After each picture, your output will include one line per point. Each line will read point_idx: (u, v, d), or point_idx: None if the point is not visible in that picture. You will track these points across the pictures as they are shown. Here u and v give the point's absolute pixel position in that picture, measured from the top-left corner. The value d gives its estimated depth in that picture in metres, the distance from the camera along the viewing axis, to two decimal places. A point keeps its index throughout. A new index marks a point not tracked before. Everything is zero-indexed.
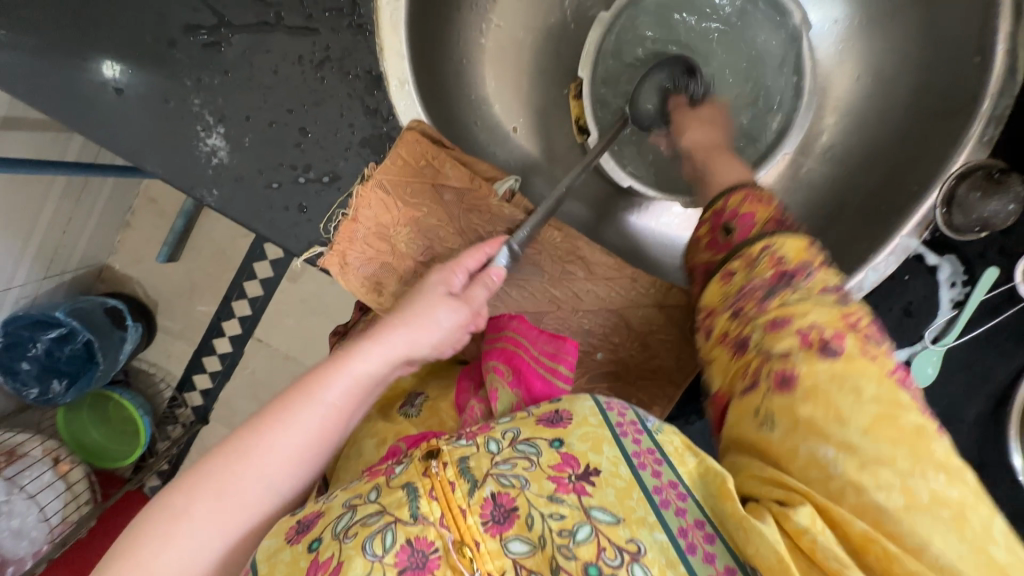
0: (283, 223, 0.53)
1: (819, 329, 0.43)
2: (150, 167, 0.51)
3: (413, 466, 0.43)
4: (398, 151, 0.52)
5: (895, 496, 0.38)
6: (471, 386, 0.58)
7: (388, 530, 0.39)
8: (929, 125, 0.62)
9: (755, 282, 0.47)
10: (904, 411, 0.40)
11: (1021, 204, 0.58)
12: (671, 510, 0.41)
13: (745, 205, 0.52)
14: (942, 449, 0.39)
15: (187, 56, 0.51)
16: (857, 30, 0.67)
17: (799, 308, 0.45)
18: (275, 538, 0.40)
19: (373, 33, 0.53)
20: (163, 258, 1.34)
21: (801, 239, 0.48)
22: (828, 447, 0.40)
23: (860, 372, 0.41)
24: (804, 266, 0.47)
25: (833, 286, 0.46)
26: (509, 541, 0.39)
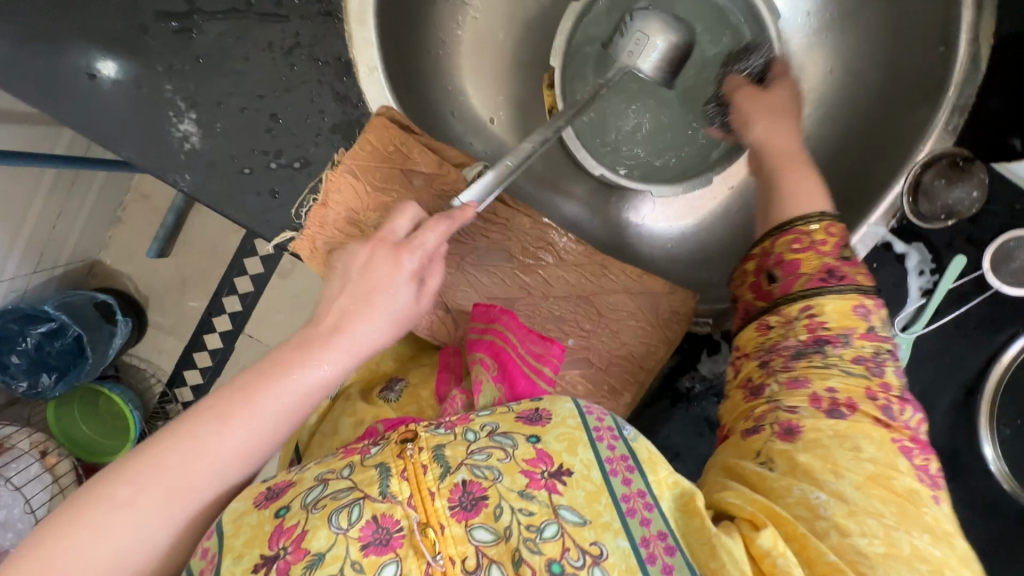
0: (256, 209, 0.53)
1: (833, 393, 0.44)
2: (124, 153, 0.52)
3: (389, 448, 0.42)
4: (368, 135, 0.53)
5: (876, 544, 0.39)
6: (452, 377, 0.57)
7: (355, 505, 0.38)
8: (897, 115, 0.62)
9: (788, 340, 0.47)
10: (898, 474, 0.41)
11: (982, 190, 0.60)
12: (635, 519, 0.41)
13: (798, 248, 0.50)
14: (931, 514, 0.40)
15: (160, 43, 0.52)
16: (828, 22, 0.68)
17: (821, 371, 0.45)
18: (242, 501, 0.40)
19: (343, 21, 0.54)
20: (154, 253, 1.36)
21: (850, 302, 0.47)
22: (821, 492, 0.41)
23: (862, 434, 0.42)
24: (844, 332, 0.46)
25: (870, 354, 0.46)
26: (474, 528, 0.39)
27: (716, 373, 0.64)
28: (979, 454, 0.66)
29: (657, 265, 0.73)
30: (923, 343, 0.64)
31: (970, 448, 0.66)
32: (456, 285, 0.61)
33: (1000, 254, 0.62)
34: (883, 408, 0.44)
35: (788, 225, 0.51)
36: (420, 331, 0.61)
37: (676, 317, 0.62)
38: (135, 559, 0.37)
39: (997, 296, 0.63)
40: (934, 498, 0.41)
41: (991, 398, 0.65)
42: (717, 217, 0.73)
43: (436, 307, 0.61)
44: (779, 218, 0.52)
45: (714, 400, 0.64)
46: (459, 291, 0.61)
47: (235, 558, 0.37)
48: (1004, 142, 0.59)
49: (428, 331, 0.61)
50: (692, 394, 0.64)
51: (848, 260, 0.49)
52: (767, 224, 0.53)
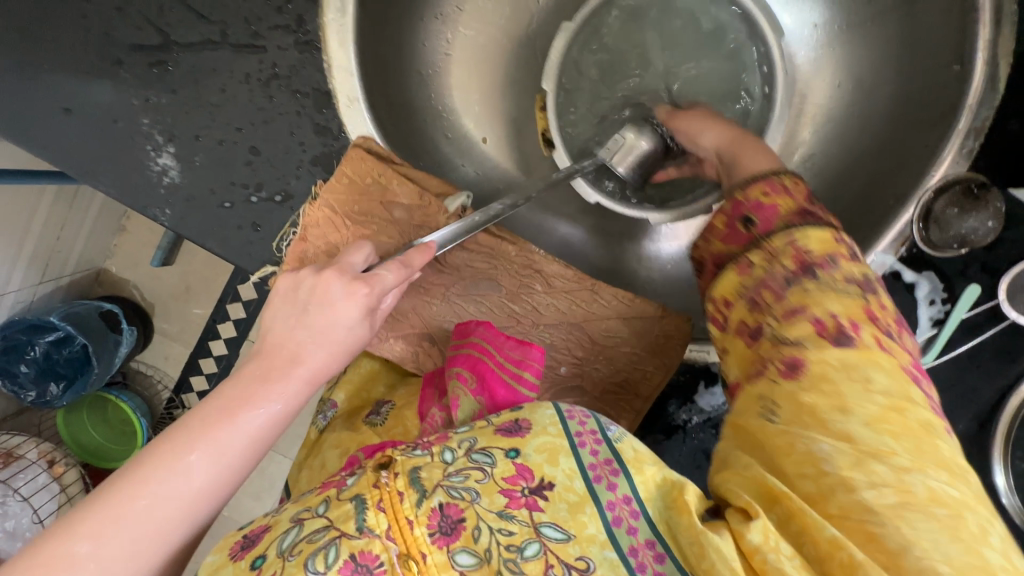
0: (237, 242, 0.52)
1: (836, 317, 0.40)
2: (102, 188, 0.51)
3: (365, 478, 0.41)
4: (344, 168, 0.52)
5: (887, 494, 0.35)
6: (435, 394, 0.55)
7: (332, 546, 0.37)
8: (904, 137, 0.59)
9: (775, 272, 0.43)
10: (912, 405, 0.38)
11: (1000, 219, 0.55)
12: (622, 528, 0.39)
13: (770, 194, 0.46)
14: (945, 448, 0.37)
15: (134, 75, 0.50)
16: (835, 35, 0.65)
17: (818, 298, 0.41)
18: (219, 554, 0.40)
19: (321, 50, 0.52)
20: (156, 264, 1.31)
21: (829, 231, 0.44)
22: (826, 440, 0.37)
23: (873, 364, 0.39)
24: (829, 257, 0.43)
25: (859, 276, 0.42)
26: (455, 554, 0.37)
27: (714, 406, 0.62)
28: (992, 485, 0.63)
29: (657, 287, 0.70)
30: (932, 373, 0.61)
31: (984, 479, 0.63)
32: (442, 314, 0.59)
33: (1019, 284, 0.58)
34: (882, 328, 0.41)
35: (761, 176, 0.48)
36: (406, 364, 0.60)
37: (672, 341, 0.60)
38: None
39: (1015, 325, 0.60)
40: (945, 431, 0.39)
41: (1006, 430, 0.61)
42: None
43: (421, 338, 0.60)
44: (744, 176, 0.49)
45: (712, 433, 0.61)
46: (445, 321, 0.60)
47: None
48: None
49: (413, 364, 0.60)
50: (689, 425, 0.62)
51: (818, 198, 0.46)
52: (733, 180, 0.50)
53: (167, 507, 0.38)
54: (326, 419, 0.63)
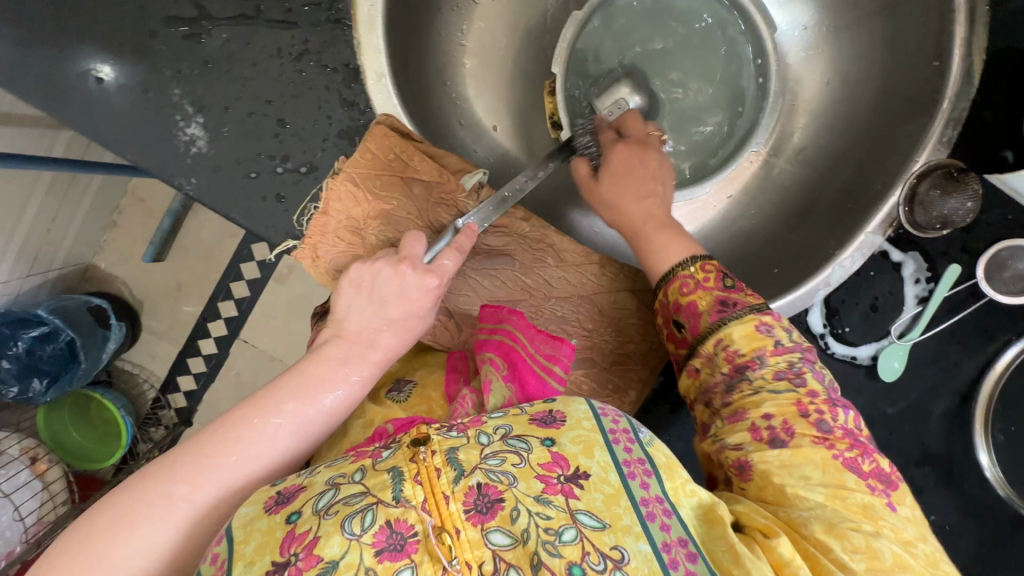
0: (261, 213, 0.53)
1: (770, 420, 0.47)
2: (130, 157, 0.52)
3: (401, 451, 0.42)
4: (368, 144, 0.53)
5: (859, 560, 0.41)
6: (462, 377, 0.56)
7: (369, 511, 0.38)
8: (891, 128, 0.64)
9: (716, 378, 0.51)
10: (848, 491, 0.44)
11: (977, 201, 0.60)
12: (657, 524, 0.41)
13: (687, 292, 0.54)
14: (888, 525, 0.43)
15: (168, 47, 0.52)
16: (824, 35, 0.70)
17: (754, 399, 0.49)
18: (253, 507, 0.40)
19: (351, 28, 0.54)
20: (150, 257, 1.34)
21: (750, 322, 0.51)
22: (801, 509, 0.44)
23: (805, 460, 0.45)
24: (757, 354, 0.50)
25: (785, 367, 0.50)
26: (489, 532, 0.38)
27: None
28: (975, 461, 0.66)
29: None
30: (918, 350, 0.65)
31: (967, 455, 0.66)
32: (458, 291, 0.61)
33: (995, 263, 0.63)
34: (817, 423, 0.47)
35: (668, 273, 0.56)
36: (423, 337, 0.61)
37: None
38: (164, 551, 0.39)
39: (992, 304, 0.64)
40: (890, 506, 0.45)
41: (985, 406, 0.65)
42: (717, 225, 0.74)
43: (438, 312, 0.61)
44: (659, 270, 0.57)
45: None
46: (461, 296, 0.61)
47: (246, 565, 0.36)
48: (998, 154, 0.60)
49: (430, 337, 0.61)
50: None
51: (733, 287, 0.54)
52: (653, 282, 0.58)
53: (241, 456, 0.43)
54: None
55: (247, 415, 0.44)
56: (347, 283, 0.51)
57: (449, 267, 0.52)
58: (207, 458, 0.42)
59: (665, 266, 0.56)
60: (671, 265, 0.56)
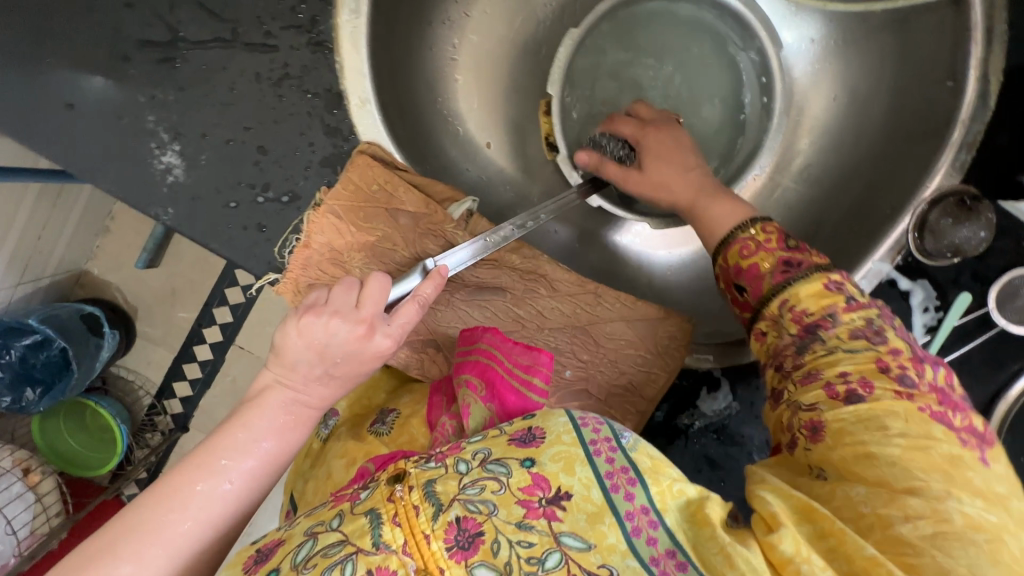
0: (241, 243, 0.51)
1: (847, 376, 0.41)
2: (104, 186, 0.49)
3: (379, 491, 0.40)
4: (350, 175, 0.51)
5: (923, 526, 0.35)
6: (443, 402, 0.54)
7: (348, 561, 0.36)
8: (899, 149, 0.62)
9: (785, 341, 0.45)
10: (934, 442, 0.38)
11: (992, 230, 0.56)
12: (641, 538, 0.39)
13: (745, 255, 0.49)
14: (979, 477, 0.37)
15: (142, 72, 0.49)
16: (832, 49, 0.66)
17: (829, 358, 0.42)
18: (231, 570, 0.38)
19: (334, 51, 0.52)
20: (141, 265, 1.32)
21: (818, 281, 0.45)
22: (860, 485, 0.38)
23: (887, 412, 0.39)
24: (828, 313, 0.44)
25: (862, 326, 0.43)
26: (475, 568, 0.36)
27: (716, 411, 0.61)
28: None
29: (657, 293, 0.71)
30: None
31: None
32: (447, 321, 0.59)
33: (1006, 292, 0.60)
34: (900, 377, 0.40)
35: (726, 237, 0.51)
36: (411, 371, 0.59)
37: (676, 343, 0.60)
38: None
39: (1003, 334, 0.62)
40: (981, 461, 0.38)
41: (995, 436, 0.63)
42: None
43: (425, 344, 0.59)
44: (715, 240, 0.52)
45: (714, 438, 0.61)
46: (450, 326, 0.59)
47: None
48: (1013, 180, 0.58)
49: (418, 370, 0.59)
50: (692, 431, 0.61)
51: (797, 247, 0.48)
52: (708, 249, 0.53)
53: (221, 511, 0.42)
54: (329, 428, 0.59)
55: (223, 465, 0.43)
56: (294, 330, 0.44)
57: (407, 325, 0.47)
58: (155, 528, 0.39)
59: (722, 232, 0.52)
60: (729, 229, 0.51)
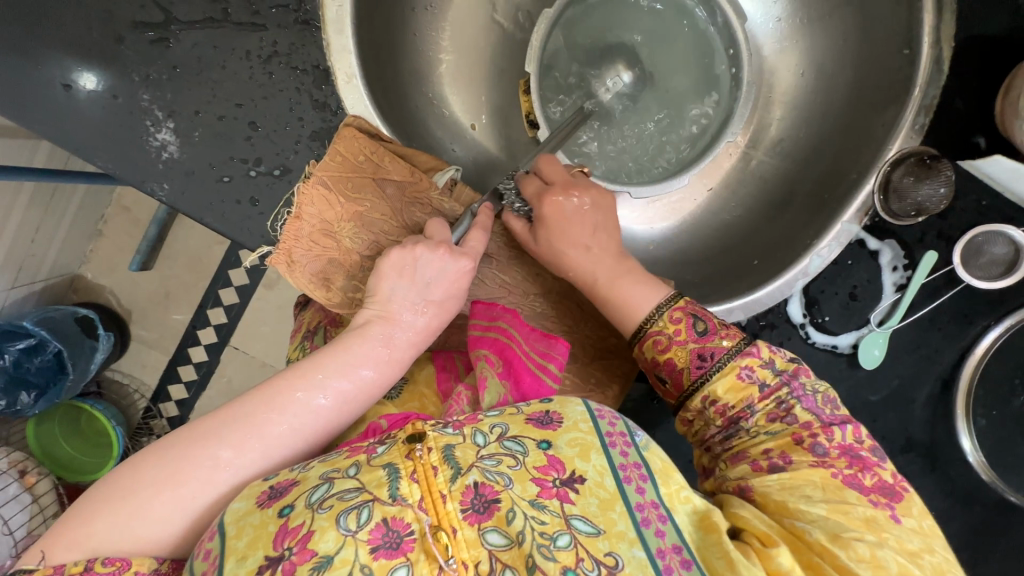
0: (235, 216, 0.53)
1: (769, 454, 0.50)
2: (101, 163, 0.52)
3: (396, 447, 0.41)
4: (337, 147, 0.53)
5: (865, 567, 0.41)
6: (455, 373, 0.56)
7: (364, 507, 0.37)
8: (862, 117, 0.65)
9: (711, 429, 0.53)
10: (852, 506, 0.45)
11: (951, 187, 0.60)
12: (651, 529, 0.41)
13: (661, 350, 0.54)
14: (895, 537, 0.43)
15: (136, 52, 0.52)
16: (798, 26, 0.70)
17: (752, 441, 0.51)
18: (245, 502, 0.40)
19: (320, 30, 0.54)
20: (136, 266, 1.34)
21: (732, 373, 0.52)
22: (803, 520, 0.45)
23: (806, 483, 0.47)
24: (746, 405, 0.52)
25: (775, 409, 0.51)
26: (487, 532, 0.38)
27: None
28: (958, 447, 0.67)
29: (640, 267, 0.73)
30: (898, 337, 0.65)
31: (949, 441, 0.66)
32: None
33: (971, 249, 0.63)
34: (813, 448, 0.48)
35: (640, 329, 0.56)
36: None
37: None
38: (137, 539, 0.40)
39: (968, 290, 0.64)
40: (894, 518, 0.45)
41: (967, 390, 0.65)
42: (699, 221, 0.74)
43: None
44: (632, 327, 0.57)
45: None
46: None
47: (238, 560, 0.37)
48: (970, 140, 0.60)
49: None
50: None
51: (706, 332, 0.53)
52: (626, 334, 0.57)
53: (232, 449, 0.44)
54: None
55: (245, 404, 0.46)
56: (388, 266, 0.52)
57: (479, 249, 0.55)
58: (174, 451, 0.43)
59: (636, 320, 0.56)
60: (640, 321, 0.56)
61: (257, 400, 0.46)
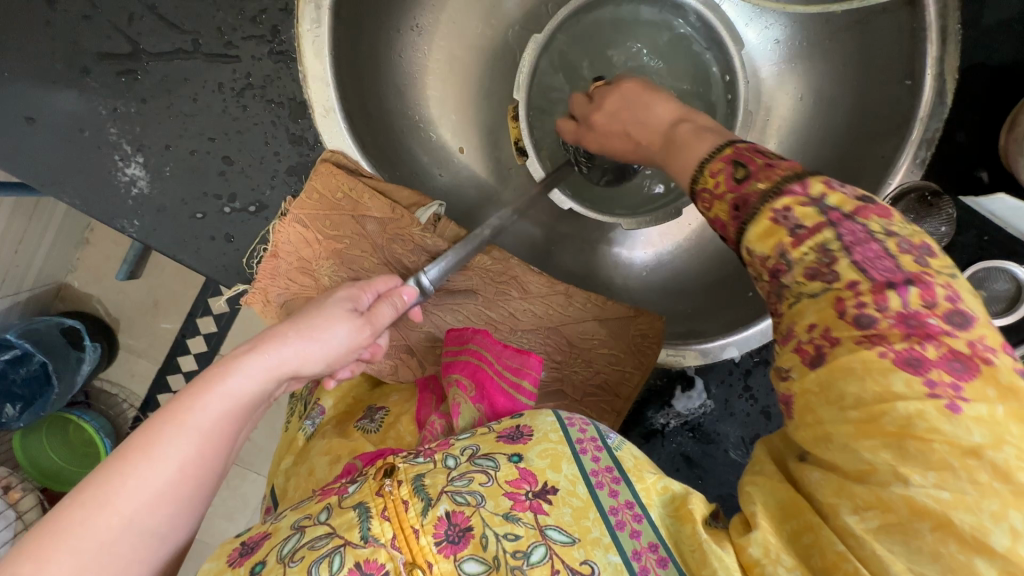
0: (210, 254, 0.51)
1: (819, 334, 0.32)
2: (67, 199, 0.49)
3: (368, 485, 0.39)
4: (313, 183, 0.51)
5: (870, 518, 0.29)
6: (432, 401, 0.53)
7: (336, 554, 0.35)
8: (862, 147, 0.63)
9: (760, 292, 0.37)
10: (893, 405, 0.29)
11: (953, 225, 0.57)
12: (626, 532, 0.37)
13: (703, 210, 0.38)
14: (944, 439, 0.28)
15: (102, 84, 0.49)
16: (798, 49, 0.67)
17: (795, 309, 0.34)
18: (217, 561, 0.37)
19: (296, 60, 0.51)
20: (120, 279, 1.24)
21: (764, 218, 0.34)
22: (815, 468, 0.32)
23: (846, 377, 0.30)
24: (780, 254, 0.34)
25: (818, 260, 0.33)
26: (462, 562, 0.36)
27: (690, 409, 0.62)
28: None
29: (633, 294, 0.71)
30: None
31: None
32: (418, 325, 0.60)
33: (972, 285, 0.61)
34: (859, 319, 0.31)
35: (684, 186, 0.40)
36: (386, 377, 0.59)
37: (648, 340, 0.60)
38: None
39: None
40: (955, 410, 0.28)
41: None
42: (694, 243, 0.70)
43: (399, 350, 0.59)
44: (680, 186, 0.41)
45: (690, 436, 0.61)
46: (422, 330, 0.60)
47: None
48: (973, 174, 0.59)
49: (393, 376, 0.59)
50: (667, 429, 0.62)
51: (747, 178, 0.36)
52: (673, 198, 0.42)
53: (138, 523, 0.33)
54: (314, 426, 0.56)
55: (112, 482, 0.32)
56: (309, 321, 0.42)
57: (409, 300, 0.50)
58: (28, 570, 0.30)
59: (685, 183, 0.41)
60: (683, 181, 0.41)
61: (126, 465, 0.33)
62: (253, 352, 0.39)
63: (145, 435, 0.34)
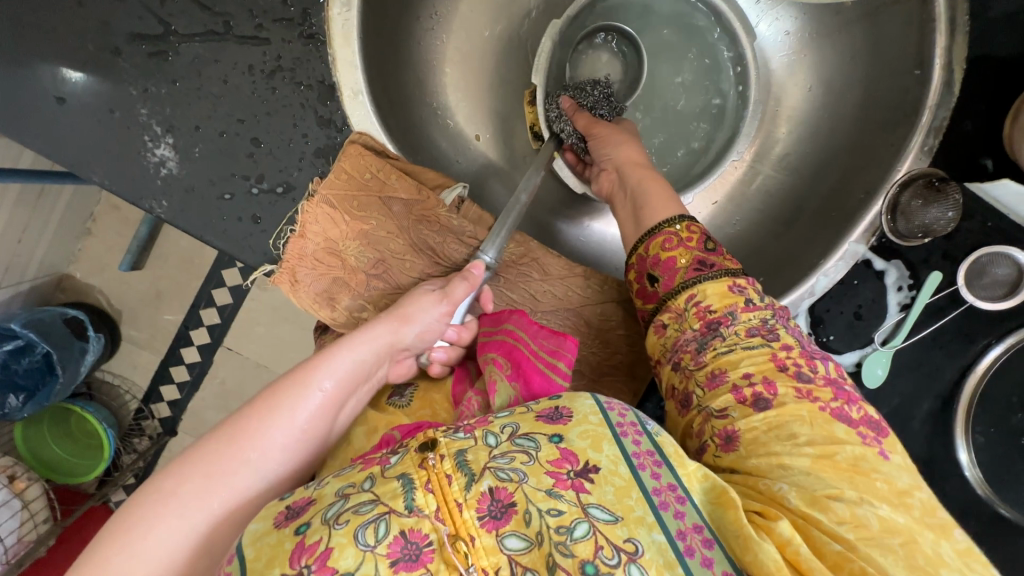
0: (236, 234, 0.52)
1: (750, 379, 0.47)
2: (96, 179, 0.50)
3: (409, 456, 0.39)
4: (342, 164, 0.52)
5: (849, 529, 0.40)
6: (468, 377, 0.55)
7: (381, 520, 0.36)
8: (871, 136, 0.64)
9: (686, 335, 0.51)
10: (839, 446, 0.43)
11: (959, 210, 0.60)
12: (669, 513, 0.40)
13: (668, 248, 0.53)
14: (886, 478, 0.42)
15: (134, 66, 0.50)
16: (807, 40, 0.69)
17: (730, 359, 0.48)
18: (262, 523, 0.38)
19: (326, 44, 0.53)
20: (126, 267, 1.29)
21: (725, 283, 0.51)
22: (785, 484, 0.42)
23: (793, 419, 0.44)
24: (729, 311, 0.50)
25: (758, 325, 0.49)
26: (505, 537, 0.36)
27: None
28: (956, 461, 0.67)
29: None
30: (901, 355, 0.65)
31: (947, 456, 0.67)
32: None
33: (974, 270, 0.63)
34: (797, 375, 0.47)
35: (655, 226, 0.55)
36: None
37: None
38: (178, 554, 0.38)
39: (972, 310, 0.65)
40: (882, 455, 0.43)
41: (967, 407, 0.66)
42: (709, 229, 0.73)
43: None
44: (645, 227, 0.56)
45: None
46: None
47: None
48: (978, 162, 0.60)
49: None
50: None
51: (713, 249, 0.53)
52: (636, 235, 0.57)
53: (262, 452, 0.43)
54: None
55: (249, 414, 0.44)
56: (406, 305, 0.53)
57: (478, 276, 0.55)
58: (183, 468, 0.40)
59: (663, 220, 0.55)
60: (645, 232, 0.56)
61: (260, 406, 0.44)
62: (361, 331, 0.50)
63: (290, 386, 0.46)
